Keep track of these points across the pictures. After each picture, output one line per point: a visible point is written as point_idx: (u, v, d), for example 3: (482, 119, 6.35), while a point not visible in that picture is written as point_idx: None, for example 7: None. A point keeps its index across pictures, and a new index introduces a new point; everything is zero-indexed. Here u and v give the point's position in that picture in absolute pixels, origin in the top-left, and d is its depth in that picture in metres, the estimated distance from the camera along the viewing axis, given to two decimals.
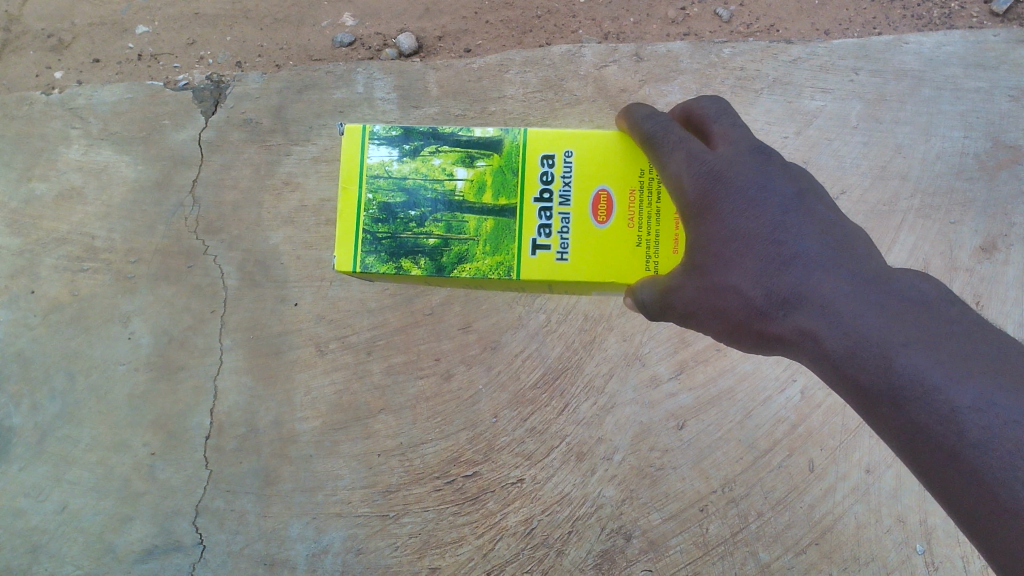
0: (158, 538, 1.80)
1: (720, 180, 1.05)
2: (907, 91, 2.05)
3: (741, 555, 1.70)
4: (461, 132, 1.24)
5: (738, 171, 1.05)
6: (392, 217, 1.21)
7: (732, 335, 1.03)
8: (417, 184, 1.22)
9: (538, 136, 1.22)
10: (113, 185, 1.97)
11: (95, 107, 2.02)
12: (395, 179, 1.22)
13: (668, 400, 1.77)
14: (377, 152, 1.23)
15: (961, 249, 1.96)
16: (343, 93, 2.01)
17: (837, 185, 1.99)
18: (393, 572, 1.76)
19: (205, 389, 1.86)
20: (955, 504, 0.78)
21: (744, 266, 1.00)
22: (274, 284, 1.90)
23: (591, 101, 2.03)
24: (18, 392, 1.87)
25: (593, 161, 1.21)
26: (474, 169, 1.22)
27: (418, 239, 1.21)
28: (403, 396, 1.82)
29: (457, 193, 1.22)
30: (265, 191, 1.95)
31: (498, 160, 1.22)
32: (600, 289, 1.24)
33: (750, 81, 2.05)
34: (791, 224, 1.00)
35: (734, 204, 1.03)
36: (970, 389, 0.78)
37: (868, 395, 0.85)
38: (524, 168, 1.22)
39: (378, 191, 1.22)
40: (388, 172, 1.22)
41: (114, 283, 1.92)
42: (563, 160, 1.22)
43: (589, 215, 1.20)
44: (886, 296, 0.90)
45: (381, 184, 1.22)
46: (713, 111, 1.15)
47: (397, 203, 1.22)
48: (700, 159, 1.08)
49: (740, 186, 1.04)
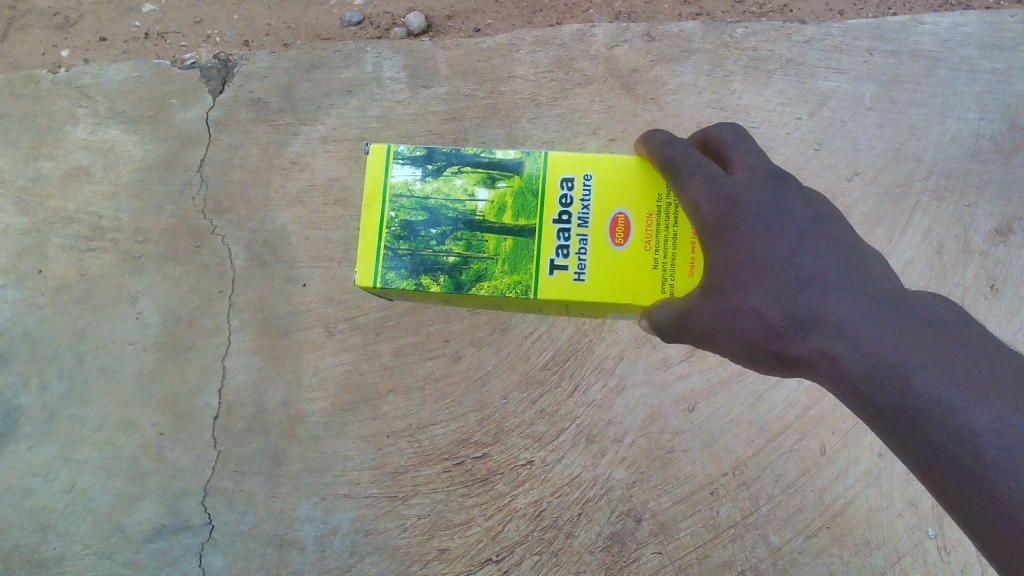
0: (167, 517, 1.80)
1: (740, 206, 1.03)
2: (922, 72, 2.02)
3: (752, 538, 1.69)
4: (483, 155, 1.23)
5: (758, 194, 1.04)
6: (413, 235, 1.20)
7: (751, 357, 1.01)
8: (439, 203, 1.21)
9: (559, 160, 1.21)
10: (120, 165, 1.96)
11: (102, 86, 2.00)
12: (418, 198, 1.21)
13: (679, 382, 1.76)
14: (400, 171, 1.22)
15: (976, 232, 1.94)
16: (352, 73, 1.99)
17: (850, 167, 1.96)
18: (401, 553, 1.74)
19: (213, 369, 1.85)
20: (974, 525, 0.78)
21: (763, 289, 0.98)
22: (282, 265, 1.89)
23: (602, 81, 2.00)
24: (25, 370, 1.87)
25: (612, 185, 1.20)
26: (495, 191, 1.21)
27: (438, 256, 1.20)
28: (412, 376, 1.81)
29: (478, 213, 1.21)
30: (273, 170, 1.94)
31: (519, 182, 1.21)
32: (617, 311, 1.22)
33: (764, 61, 2.03)
34: (809, 247, 0.99)
35: (753, 227, 1.01)
36: (987, 411, 0.79)
37: (885, 414, 0.86)
38: (544, 191, 1.20)
39: (400, 210, 1.21)
40: (410, 191, 1.21)
41: (122, 262, 1.91)
42: (583, 183, 1.20)
43: (607, 237, 1.18)
44: (902, 319, 0.90)
45: (404, 203, 1.21)
46: (731, 137, 1.12)
47: (419, 221, 1.20)
48: (719, 185, 1.05)
49: (759, 210, 1.02)
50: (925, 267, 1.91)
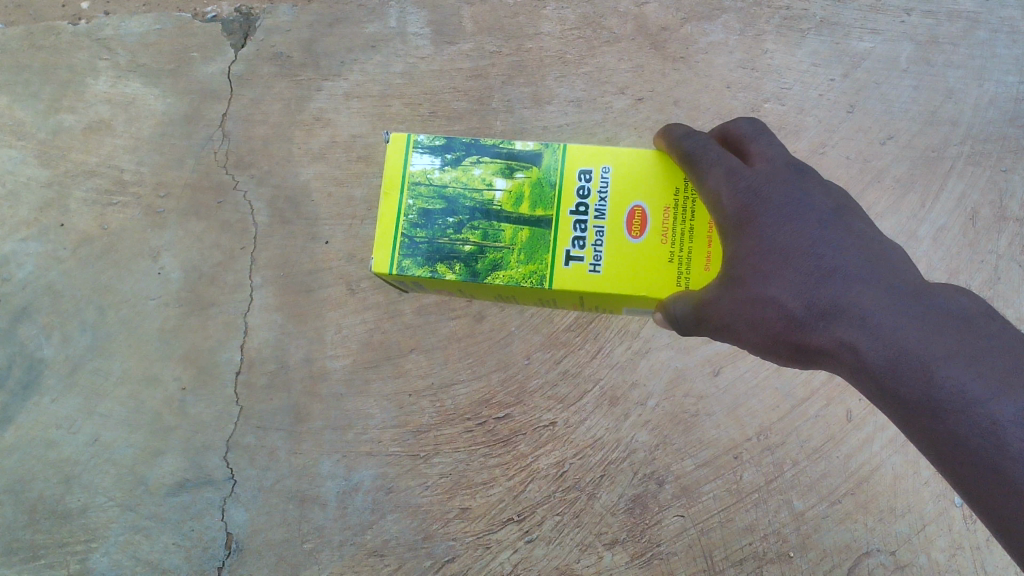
0: (190, 472, 1.79)
1: (758, 197, 1.01)
2: (961, 33, 1.97)
3: (775, 502, 1.67)
4: (503, 144, 1.21)
5: (777, 187, 1.01)
6: (431, 224, 1.17)
7: (769, 348, 0.97)
8: (457, 192, 1.19)
9: (577, 152, 1.19)
10: (142, 118, 1.94)
11: (123, 38, 1.97)
12: (436, 187, 1.19)
13: (705, 346, 1.74)
14: (420, 160, 1.20)
15: (1011, 199, 1.89)
16: (376, 28, 1.97)
17: (885, 130, 1.92)
18: (423, 511, 1.74)
19: (234, 324, 1.84)
20: (994, 518, 0.76)
21: (782, 277, 0.95)
22: (304, 221, 1.88)
23: (630, 39, 1.96)
24: (49, 324, 1.86)
25: (629, 177, 1.17)
26: (516, 181, 1.19)
27: (454, 244, 1.17)
28: (434, 336, 1.80)
29: (496, 202, 1.18)
30: (296, 126, 1.92)
31: (537, 173, 1.19)
32: (632, 304, 1.18)
33: (797, 20, 1.98)
34: (829, 237, 0.96)
35: (772, 218, 0.99)
36: (1012, 403, 0.77)
37: (907, 407, 0.83)
38: (562, 182, 1.18)
39: (419, 198, 1.18)
40: (429, 180, 1.19)
41: (143, 217, 1.90)
42: (600, 176, 1.18)
43: (625, 229, 1.15)
44: (924, 310, 0.87)
45: (422, 191, 1.19)
46: (750, 130, 1.10)
47: (436, 210, 1.18)
48: (738, 176, 1.03)
49: (778, 201, 0.99)
50: (959, 233, 1.86)
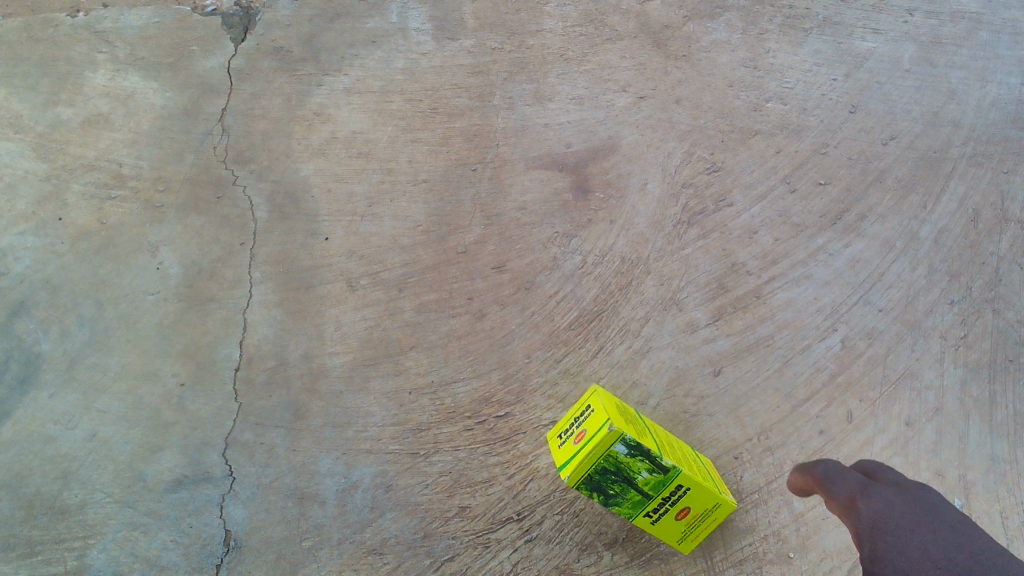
0: (189, 468, 1.73)
1: (878, 526, 0.99)
2: (962, 34, 2.08)
3: (776, 504, 1.63)
4: (660, 451, 1.40)
5: (894, 522, 0.98)
6: (608, 469, 1.40)
7: None
8: (620, 467, 1.40)
9: (677, 461, 1.44)
10: (140, 112, 2.03)
11: (121, 31, 2.11)
12: (617, 461, 1.39)
13: (705, 345, 1.76)
14: (622, 448, 1.37)
15: (1013, 201, 1.86)
16: (377, 23, 2.16)
17: (886, 131, 1.95)
18: (422, 510, 1.68)
19: (234, 321, 1.85)
20: None
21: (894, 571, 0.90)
22: (304, 218, 1.95)
23: (633, 37, 2.12)
24: (45, 318, 1.83)
25: (700, 475, 1.48)
26: (663, 472, 1.41)
27: (602, 483, 1.43)
28: (435, 333, 1.83)
29: (638, 478, 1.42)
30: (297, 122, 2.04)
31: (655, 471, 1.42)
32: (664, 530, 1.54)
33: (799, 20, 2.12)
34: (932, 542, 0.92)
35: (891, 532, 0.96)
36: None
37: None
38: (660, 480, 1.43)
39: (629, 456, 1.38)
40: (635, 453, 1.38)
41: (142, 211, 1.94)
42: (677, 483, 1.44)
43: (668, 507, 1.48)
44: None
45: (634, 453, 1.38)
46: (834, 473, 1.17)
47: (607, 465, 1.39)
48: (860, 516, 1.04)
49: (902, 521, 0.98)
50: (960, 234, 1.83)
